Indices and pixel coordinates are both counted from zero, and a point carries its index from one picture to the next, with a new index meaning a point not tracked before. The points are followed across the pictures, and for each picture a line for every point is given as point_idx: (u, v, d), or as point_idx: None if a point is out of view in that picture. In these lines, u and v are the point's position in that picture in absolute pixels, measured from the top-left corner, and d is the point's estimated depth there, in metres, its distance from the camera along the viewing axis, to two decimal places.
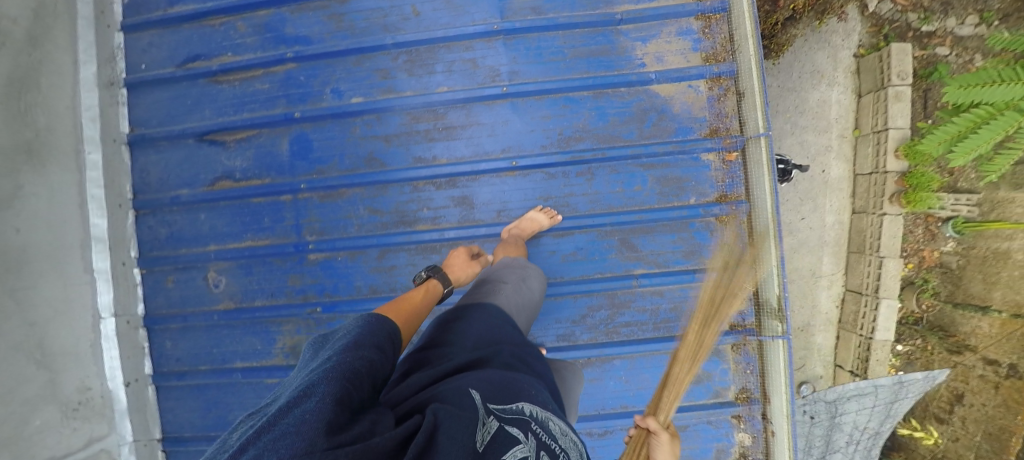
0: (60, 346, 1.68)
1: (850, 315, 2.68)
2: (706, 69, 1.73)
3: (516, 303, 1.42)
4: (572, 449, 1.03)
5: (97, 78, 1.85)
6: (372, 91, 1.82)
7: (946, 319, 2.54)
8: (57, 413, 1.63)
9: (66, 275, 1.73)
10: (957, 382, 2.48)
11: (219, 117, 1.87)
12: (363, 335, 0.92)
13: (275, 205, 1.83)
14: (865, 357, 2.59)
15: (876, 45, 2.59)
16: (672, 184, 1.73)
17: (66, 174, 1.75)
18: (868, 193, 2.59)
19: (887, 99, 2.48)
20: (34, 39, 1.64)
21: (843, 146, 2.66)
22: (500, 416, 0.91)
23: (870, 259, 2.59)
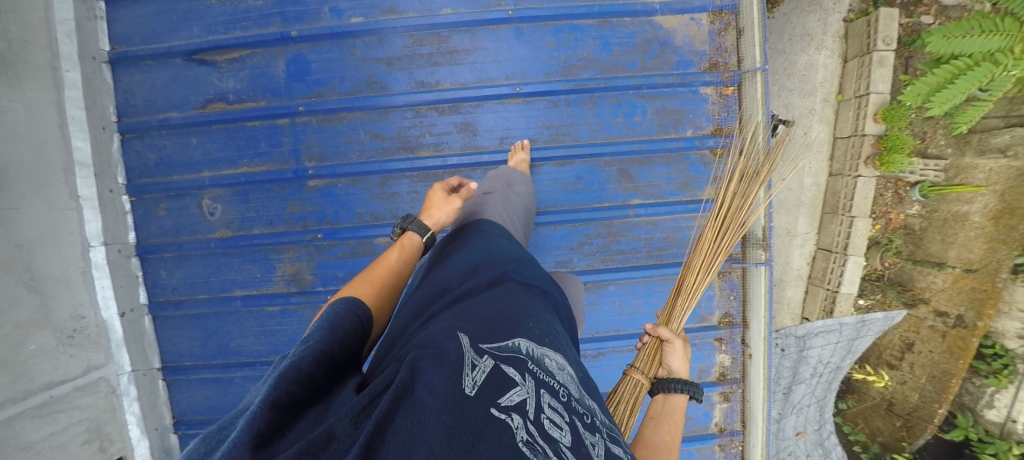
0: (50, 271, 1.59)
1: (819, 271, 2.85)
2: (709, 1, 1.70)
3: (507, 211, 1.51)
4: (574, 384, 1.04)
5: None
6: (373, 11, 1.74)
7: (905, 276, 2.72)
8: (52, 339, 1.57)
9: (51, 199, 1.63)
10: (909, 331, 2.69)
11: (209, 36, 1.79)
12: (323, 328, 0.92)
13: (272, 129, 1.76)
14: (830, 309, 2.77)
15: (864, 11, 2.66)
16: (671, 116, 1.74)
17: (43, 91, 1.61)
18: (845, 157, 2.72)
19: (871, 64, 2.57)
20: None
21: (825, 110, 2.76)
22: (495, 356, 0.94)
23: (842, 219, 2.73)
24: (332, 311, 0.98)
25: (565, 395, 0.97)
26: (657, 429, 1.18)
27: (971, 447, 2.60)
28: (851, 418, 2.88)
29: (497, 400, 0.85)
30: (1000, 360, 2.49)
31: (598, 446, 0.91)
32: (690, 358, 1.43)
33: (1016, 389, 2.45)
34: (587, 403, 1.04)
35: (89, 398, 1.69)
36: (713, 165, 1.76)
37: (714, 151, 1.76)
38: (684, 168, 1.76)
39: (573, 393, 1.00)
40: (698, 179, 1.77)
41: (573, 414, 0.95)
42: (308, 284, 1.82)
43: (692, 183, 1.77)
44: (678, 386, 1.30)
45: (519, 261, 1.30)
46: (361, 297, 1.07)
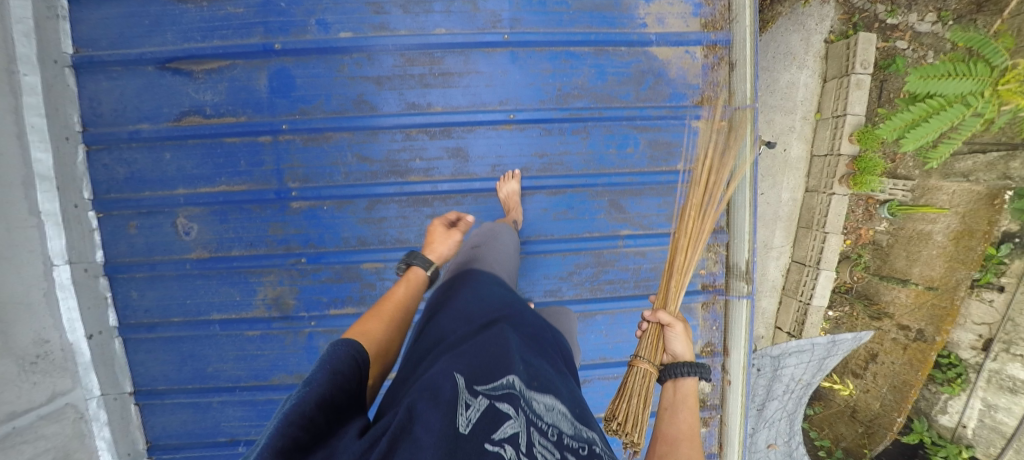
0: (10, 294, 1.48)
1: (792, 282, 2.96)
2: (704, 35, 1.74)
3: (503, 254, 1.50)
4: (566, 416, 1.01)
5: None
6: (363, 26, 1.65)
7: (872, 289, 2.83)
8: (13, 367, 1.47)
9: (9, 217, 1.50)
10: (873, 343, 2.83)
11: (184, 43, 1.65)
12: (329, 367, 0.93)
13: (252, 146, 1.67)
14: (802, 320, 2.88)
15: (845, 33, 2.72)
16: (662, 149, 1.76)
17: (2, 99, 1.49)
18: (821, 174, 2.80)
19: (849, 86, 2.64)
20: None
21: (804, 129, 2.82)
22: (489, 393, 0.94)
23: (816, 234, 2.82)
24: (331, 350, 0.97)
25: (555, 431, 0.94)
26: (675, 419, 1.21)
27: (926, 452, 2.72)
28: (817, 423, 3.03)
29: (491, 435, 0.86)
30: (954, 369, 2.61)
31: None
32: (690, 339, 1.45)
33: (967, 397, 2.57)
34: (584, 432, 1.00)
35: (56, 426, 1.61)
36: None
37: None
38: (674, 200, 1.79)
39: (565, 425, 0.97)
40: None
41: (566, 451, 0.92)
42: (291, 309, 1.76)
43: None
44: (685, 371, 1.33)
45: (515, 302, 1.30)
46: (369, 333, 1.11)
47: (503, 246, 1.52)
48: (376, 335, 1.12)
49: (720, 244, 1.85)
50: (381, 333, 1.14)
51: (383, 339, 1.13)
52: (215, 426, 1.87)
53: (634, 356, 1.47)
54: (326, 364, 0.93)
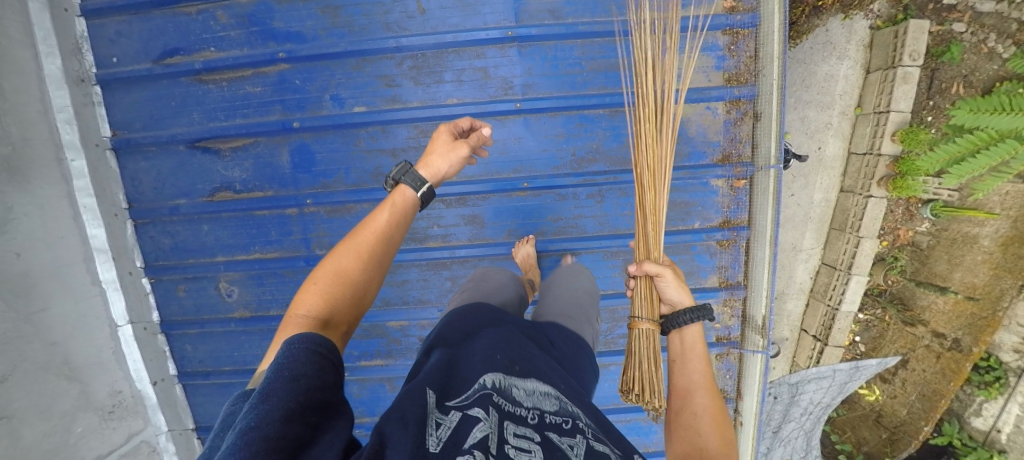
0: (84, 360, 1.76)
1: (821, 285, 2.79)
2: (727, 91, 1.71)
3: (491, 289, 1.36)
4: (551, 396, 0.87)
5: (65, 74, 1.71)
6: (376, 99, 1.73)
7: (907, 292, 2.69)
8: (95, 418, 1.76)
9: (76, 290, 1.77)
10: (904, 349, 2.71)
11: (209, 122, 1.80)
12: (286, 367, 0.75)
13: (280, 219, 1.85)
14: (828, 326, 2.76)
15: (893, 17, 2.40)
16: (679, 209, 1.81)
17: (52, 186, 1.70)
18: (859, 174, 2.56)
19: (894, 80, 2.36)
20: None
21: (843, 125, 2.56)
22: (462, 402, 0.79)
23: (849, 237, 2.63)
24: (290, 349, 0.77)
25: (539, 413, 0.82)
26: (685, 370, 1.14)
27: (954, 451, 2.71)
28: (839, 426, 2.95)
29: (464, 445, 0.69)
30: (993, 373, 2.57)
31: (578, 450, 0.76)
32: (685, 284, 1.35)
33: (1005, 402, 2.54)
34: (570, 406, 0.87)
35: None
36: (718, 255, 1.85)
37: (720, 242, 1.83)
38: (690, 257, 1.86)
39: (551, 405, 0.85)
40: (703, 267, 1.87)
41: (553, 434, 0.78)
42: None
43: (696, 271, 1.88)
44: (690, 320, 1.22)
45: (504, 314, 1.13)
46: (342, 286, 0.92)
47: (503, 290, 1.40)
48: (351, 276, 0.93)
49: (737, 299, 1.87)
50: (356, 273, 0.94)
51: (358, 283, 0.94)
52: None
53: (633, 318, 1.42)
54: (283, 362, 0.75)
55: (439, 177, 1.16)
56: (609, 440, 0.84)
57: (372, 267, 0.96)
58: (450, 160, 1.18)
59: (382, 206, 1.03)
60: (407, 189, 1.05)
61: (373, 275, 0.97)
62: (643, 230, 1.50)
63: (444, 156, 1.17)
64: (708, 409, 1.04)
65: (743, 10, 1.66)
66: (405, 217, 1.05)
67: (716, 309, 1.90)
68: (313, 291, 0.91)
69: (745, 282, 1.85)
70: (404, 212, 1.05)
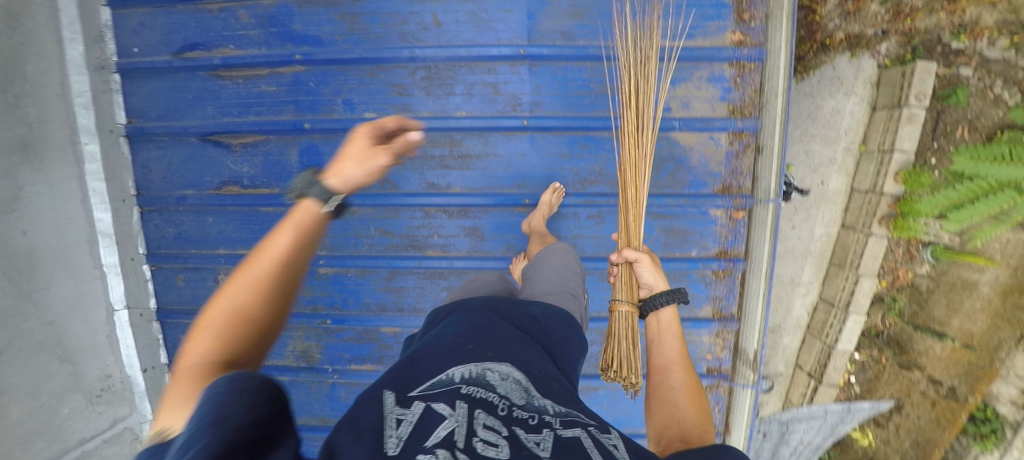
0: (78, 342, 1.79)
1: (818, 321, 2.78)
2: (731, 123, 1.73)
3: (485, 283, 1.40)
4: (522, 386, 0.86)
5: (86, 60, 1.79)
6: (387, 106, 1.78)
7: (904, 336, 2.65)
8: (82, 401, 1.80)
9: (77, 272, 1.81)
10: (900, 394, 2.70)
11: (222, 117, 1.84)
12: (211, 414, 0.56)
13: (285, 217, 1.88)
14: (824, 363, 2.76)
15: (902, 57, 2.37)
16: (677, 236, 1.83)
17: (66, 168, 1.76)
18: (860, 211, 2.56)
19: (900, 120, 2.39)
20: (13, 18, 1.59)
21: (845, 161, 2.55)
22: (426, 399, 0.79)
23: (848, 274, 2.64)
24: (212, 395, 0.59)
25: (508, 405, 0.80)
26: (662, 348, 1.20)
27: None
28: None
29: (424, 444, 0.68)
30: (989, 425, 2.52)
31: (544, 444, 0.73)
32: (660, 270, 1.43)
33: (1002, 453, 2.49)
34: (541, 399, 0.85)
35: (116, 447, 1.90)
36: (713, 284, 1.85)
37: (715, 272, 1.84)
38: (685, 285, 1.87)
39: (520, 397, 0.83)
40: (698, 296, 1.87)
41: (521, 423, 0.77)
42: (317, 362, 2.01)
43: (691, 300, 1.88)
44: (665, 301, 1.28)
45: (499, 306, 1.16)
46: (235, 327, 0.77)
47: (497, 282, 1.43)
48: (248, 313, 0.79)
49: (729, 331, 1.88)
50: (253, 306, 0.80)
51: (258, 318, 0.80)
52: None
53: (614, 300, 1.51)
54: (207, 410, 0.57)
55: (350, 186, 0.97)
56: (584, 418, 0.84)
57: (272, 296, 0.82)
58: (366, 165, 0.98)
59: (282, 226, 0.88)
60: (310, 206, 0.89)
61: (273, 304, 0.82)
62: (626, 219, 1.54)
63: (358, 163, 0.97)
64: (684, 383, 1.08)
65: (750, 43, 1.69)
66: (313, 235, 0.90)
67: (709, 340, 1.90)
68: (202, 338, 0.75)
69: (739, 314, 1.86)
70: (312, 228, 0.89)
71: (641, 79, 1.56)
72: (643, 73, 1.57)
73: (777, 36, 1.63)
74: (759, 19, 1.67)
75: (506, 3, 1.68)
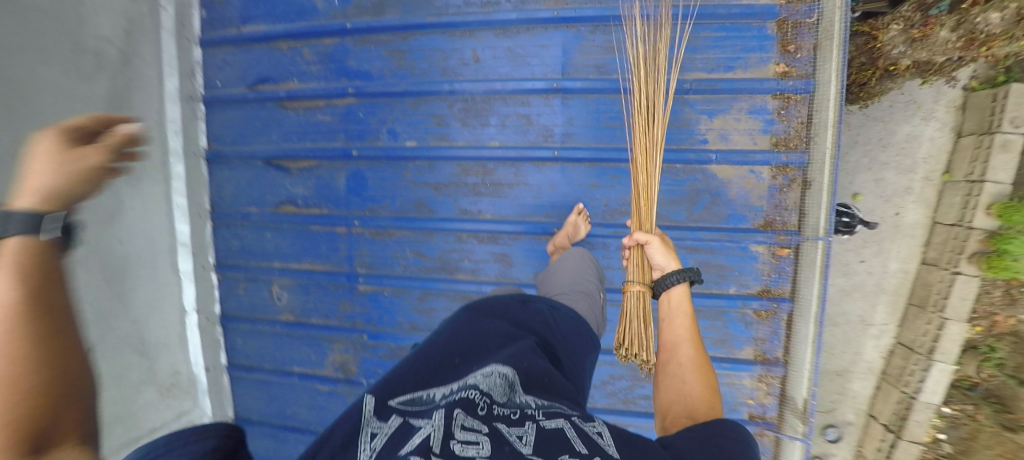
0: (154, 338, 2.06)
1: (894, 368, 2.48)
2: (773, 157, 1.67)
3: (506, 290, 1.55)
4: (507, 382, 0.95)
5: (179, 92, 2.05)
6: (426, 136, 1.87)
7: (1008, 391, 2.34)
8: (155, 393, 2.06)
9: (158, 277, 2.07)
10: (1004, 458, 2.37)
11: (283, 143, 2.03)
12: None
13: (331, 236, 2.02)
14: (903, 415, 2.46)
15: (993, 79, 2.15)
16: (714, 271, 1.77)
17: (156, 185, 2.04)
18: (945, 247, 2.30)
19: (991, 147, 2.14)
20: (126, 58, 1.92)
21: (925, 190, 2.33)
22: (404, 413, 0.88)
23: (931, 317, 2.35)
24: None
25: (488, 404, 0.89)
26: (672, 327, 1.30)
27: None
28: None
29: (399, 451, 0.79)
30: None
31: (527, 438, 0.84)
32: (672, 250, 1.48)
33: None
34: (522, 397, 0.95)
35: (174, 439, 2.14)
36: (754, 325, 1.77)
37: (758, 312, 1.76)
38: (722, 323, 1.80)
39: (502, 396, 0.93)
40: (736, 336, 1.79)
41: (498, 421, 0.87)
42: (353, 375, 2.10)
43: (729, 340, 1.80)
44: (677, 282, 1.37)
45: (503, 307, 1.25)
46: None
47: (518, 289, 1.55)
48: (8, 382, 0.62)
49: (774, 376, 1.77)
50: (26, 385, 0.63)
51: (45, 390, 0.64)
52: (289, 456, 2.22)
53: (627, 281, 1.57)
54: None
55: (52, 197, 0.79)
56: (566, 410, 0.95)
57: (40, 360, 0.65)
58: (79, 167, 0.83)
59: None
60: (29, 239, 0.72)
61: (50, 369, 0.66)
62: (639, 207, 1.59)
63: (62, 168, 0.81)
64: (692, 359, 1.20)
65: (796, 75, 1.64)
66: (49, 268, 0.73)
67: (750, 384, 1.80)
68: None
69: (785, 360, 1.75)
70: (41, 258, 0.72)
71: (654, 69, 1.58)
72: (653, 71, 1.59)
73: (826, 67, 1.58)
74: (806, 50, 1.62)
75: (542, 40, 1.74)
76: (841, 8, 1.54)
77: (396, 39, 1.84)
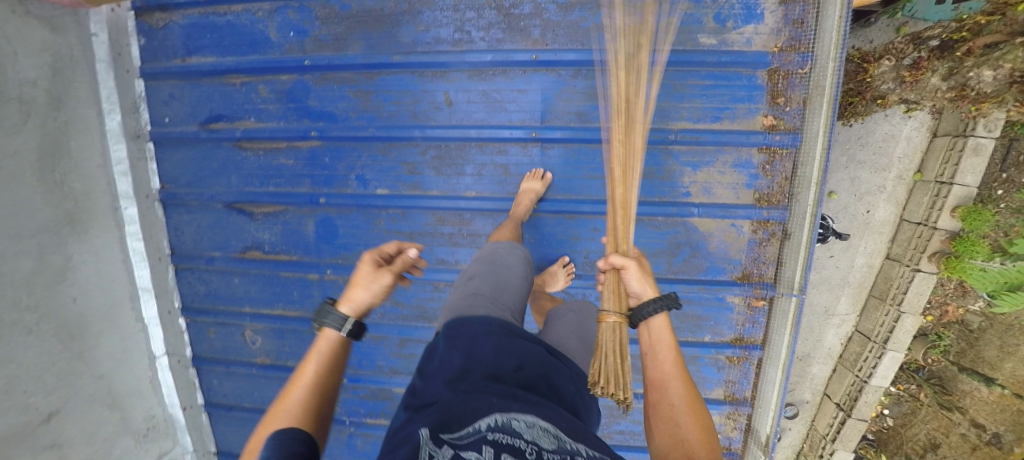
0: (125, 389, 2.00)
1: (851, 353, 2.52)
2: (755, 212, 1.64)
3: (502, 283, 1.28)
4: (552, 433, 0.79)
5: (124, 130, 1.95)
6: (398, 184, 1.80)
7: (948, 374, 2.50)
8: (131, 442, 1.99)
9: (122, 328, 2.01)
10: (938, 432, 2.56)
11: (244, 187, 1.92)
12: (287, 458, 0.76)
13: (302, 282, 1.98)
14: (854, 397, 2.52)
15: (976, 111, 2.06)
16: (690, 321, 1.78)
17: (108, 233, 1.96)
18: (909, 243, 2.26)
19: (964, 150, 2.05)
20: (56, 99, 1.74)
21: (897, 189, 2.25)
22: (454, 446, 0.74)
23: (889, 309, 2.36)
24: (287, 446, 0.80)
25: (537, 450, 0.72)
26: (657, 364, 1.02)
27: None
28: None
29: None
30: None
31: None
32: (649, 274, 1.20)
33: None
34: (573, 444, 0.77)
35: None
36: (726, 369, 1.82)
37: (730, 357, 1.80)
38: (696, 367, 1.83)
39: (549, 442, 0.76)
40: (708, 379, 1.84)
41: None
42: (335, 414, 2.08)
43: (702, 382, 1.85)
44: (657, 313, 1.10)
45: (539, 354, 1.08)
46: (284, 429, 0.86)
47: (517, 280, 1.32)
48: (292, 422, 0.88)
49: (741, 413, 1.86)
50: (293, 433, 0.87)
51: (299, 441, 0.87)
52: None
53: (599, 310, 1.27)
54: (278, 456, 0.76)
55: None
56: None
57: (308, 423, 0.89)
58: (379, 289, 1.08)
59: (313, 355, 1.00)
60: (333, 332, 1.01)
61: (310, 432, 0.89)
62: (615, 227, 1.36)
63: (368, 288, 1.06)
64: (684, 399, 0.95)
65: (784, 128, 1.57)
66: (338, 356, 1.01)
67: (720, 420, 1.88)
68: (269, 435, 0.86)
69: (752, 400, 1.83)
70: (339, 349, 1.01)
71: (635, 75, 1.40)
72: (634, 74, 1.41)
73: (814, 122, 1.51)
74: (795, 103, 1.55)
75: (520, 84, 1.66)
76: (835, 63, 1.45)
77: (361, 78, 1.73)
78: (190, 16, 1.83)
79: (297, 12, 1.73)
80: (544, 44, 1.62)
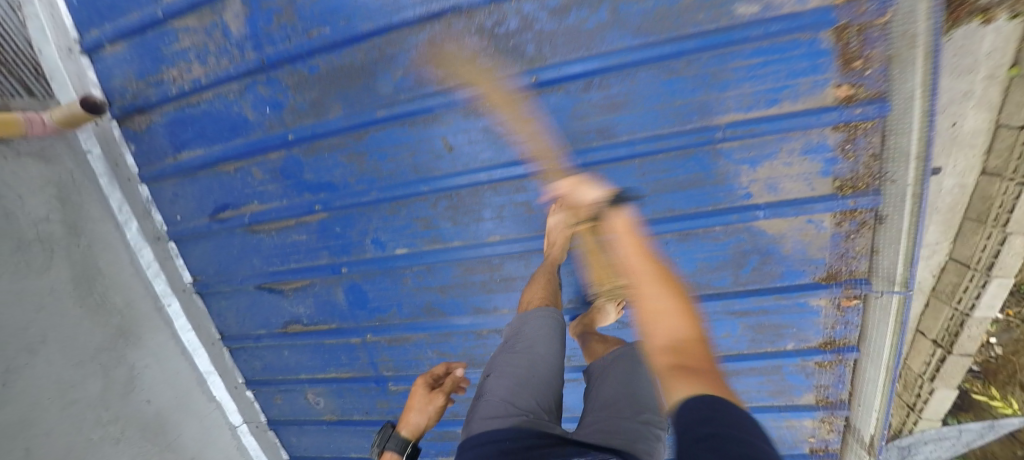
0: None
1: (946, 285, 2.01)
2: (836, 203, 1.35)
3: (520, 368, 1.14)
4: None
5: (143, 235, 1.89)
6: (416, 240, 1.66)
7: None
8: None
9: (197, 411, 2.14)
10: None
11: (268, 267, 1.87)
12: None
13: (347, 346, 1.95)
14: (955, 332, 2.06)
15: None
16: (768, 331, 1.59)
17: (160, 332, 2.01)
18: (1010, 154, 1.60)
19: None
20: (73, 227, 1.72)
21: (990, 92, 1.47)
22: None
23: (990, 232, 1.79)
24: None
25: None
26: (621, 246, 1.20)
27: None
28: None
29: None
30: None
31: None
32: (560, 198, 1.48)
33: None
34: None
35: None
36: (816, 374, 1.63)
37: (820, 362, 1.60)
38: (780, 377, 1.67)
39: None
40: (796, 386, 1.67)
41: None
42: None
43: (788, 389, 1.69)
44: (613, 208, 1.29)
45: None
46: None
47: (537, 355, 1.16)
48: None
49: (839, 416, 1.68)
50: None
51: None
52: None
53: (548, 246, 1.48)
54: None
55: None
56: None
57: None
58: (427, 411, 1.38)
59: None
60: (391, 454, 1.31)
61: None
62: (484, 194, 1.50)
63: (421, 410, 1.37)
64: (655, 276, 1.09)
65: (864, 97, 1.22)
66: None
67: (812, 424, 1.74)
68: None
69: (850, 401, 1.63)
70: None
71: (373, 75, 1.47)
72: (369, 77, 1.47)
73: (910, 83, 1.13)
74: (877, 62, 1.17)
75: (525, 111, 1.40)
76: (930, 4, 1.04)
77: (349, 140, 1.55)
78: (168, 113, 1.67)
79: (266, 86, 1.53)
80: (543, 60, 1.34)
